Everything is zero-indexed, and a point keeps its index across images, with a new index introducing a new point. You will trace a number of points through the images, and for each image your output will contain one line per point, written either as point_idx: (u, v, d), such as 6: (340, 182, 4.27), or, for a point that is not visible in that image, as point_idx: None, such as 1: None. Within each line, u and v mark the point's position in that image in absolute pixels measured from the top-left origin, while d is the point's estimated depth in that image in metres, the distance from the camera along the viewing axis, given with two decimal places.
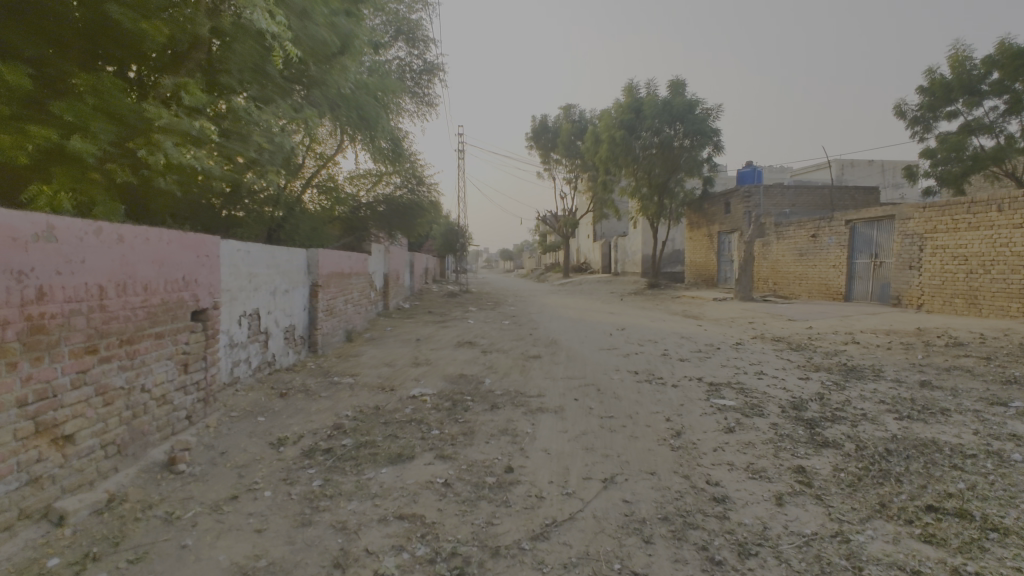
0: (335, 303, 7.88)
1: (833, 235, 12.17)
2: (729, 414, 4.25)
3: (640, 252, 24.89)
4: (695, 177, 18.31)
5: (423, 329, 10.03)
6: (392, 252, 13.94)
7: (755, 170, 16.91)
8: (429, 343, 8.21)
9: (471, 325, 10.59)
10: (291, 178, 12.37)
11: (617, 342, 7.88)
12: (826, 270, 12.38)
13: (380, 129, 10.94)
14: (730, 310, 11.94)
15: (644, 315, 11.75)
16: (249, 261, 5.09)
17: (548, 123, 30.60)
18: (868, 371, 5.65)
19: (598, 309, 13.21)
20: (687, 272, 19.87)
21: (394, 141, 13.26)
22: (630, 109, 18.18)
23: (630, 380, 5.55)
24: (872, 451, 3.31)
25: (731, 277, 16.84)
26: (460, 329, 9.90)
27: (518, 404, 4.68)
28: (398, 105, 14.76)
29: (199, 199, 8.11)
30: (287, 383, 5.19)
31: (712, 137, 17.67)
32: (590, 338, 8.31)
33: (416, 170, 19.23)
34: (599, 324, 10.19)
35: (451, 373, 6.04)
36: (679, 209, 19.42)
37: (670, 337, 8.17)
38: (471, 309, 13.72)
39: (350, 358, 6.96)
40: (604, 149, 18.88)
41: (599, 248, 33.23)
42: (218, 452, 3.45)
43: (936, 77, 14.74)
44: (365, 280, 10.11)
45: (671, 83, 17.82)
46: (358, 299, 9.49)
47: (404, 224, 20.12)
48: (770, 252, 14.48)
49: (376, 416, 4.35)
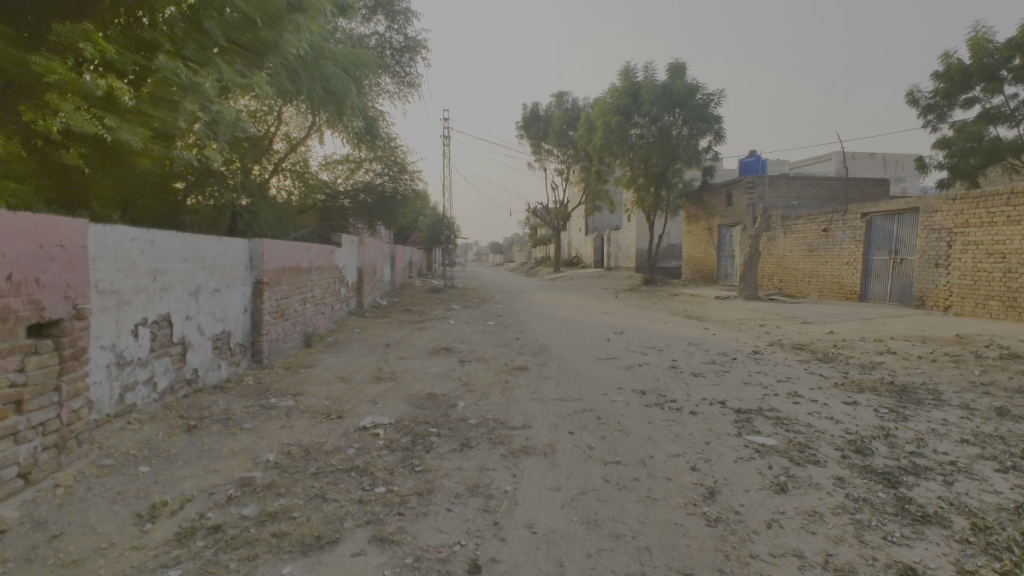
0: (289, 303, 6.77)
1: (847, 229, 11.25)
2: (775, 461, 3.20)
3: (634, 246, 23.92)
4: (693, 167, 17.34)
5: (396, 331, 8.94)
6: (368, 244, 12.78)
7: (759, 159, 15.90)
8: (399, 350, 7.12)
9: (451, 326, 9.52)
10: (254, 160, 11.19)
11: (617, 351, 6.82)
12: (839, 268, 11.45)
13: (352, 106, 9.80)
14: (735, 311, 11.00)
15: (643, 315, 10.71)
16: (153, 252, 3.95)
17: (539, 112, 29.49)
18: (924, 393, 4.64)
19: (592, 308, 12.21)
20: (684, 268, 18.92)
21: (371, 123, 12.10)
22: (627, 94, 17.09)
23: (637, 404, 4.50)
24: (1004, 538, 2.28)
25: (732, 274, 15.90)
26: (438, 331, 8.82)
27: (496, 442, 3.61)
28: (374, 83, 13.59)
29: (135, 182, 6.97)
30: (204, 409, 4.08)
31: (713, 125, 16.68)
32: (585, 345, 7.25)
33: (398, 157, 18.09)
34: (595, 326, 9.12)
35: (417, 392, 4.96)
36: (676, 201, 18.46)
37: (677, 345, 7.14)
38: (454, 307, 12.64)
39: (301, 370, 5.86)
40: (598, 136, 17.81)
41: (591, 243, 32.22)
42: (48, 534, 2.34)
43: (953, 62, 13.79)
44: (331, 275, 9.00)
45: (671, 66, 16.73)
46: (322, 297, 8.37)
47: (385, 214, 18.98)
48: (776, 247, 13.53)
49: (305, 461, 3.26)
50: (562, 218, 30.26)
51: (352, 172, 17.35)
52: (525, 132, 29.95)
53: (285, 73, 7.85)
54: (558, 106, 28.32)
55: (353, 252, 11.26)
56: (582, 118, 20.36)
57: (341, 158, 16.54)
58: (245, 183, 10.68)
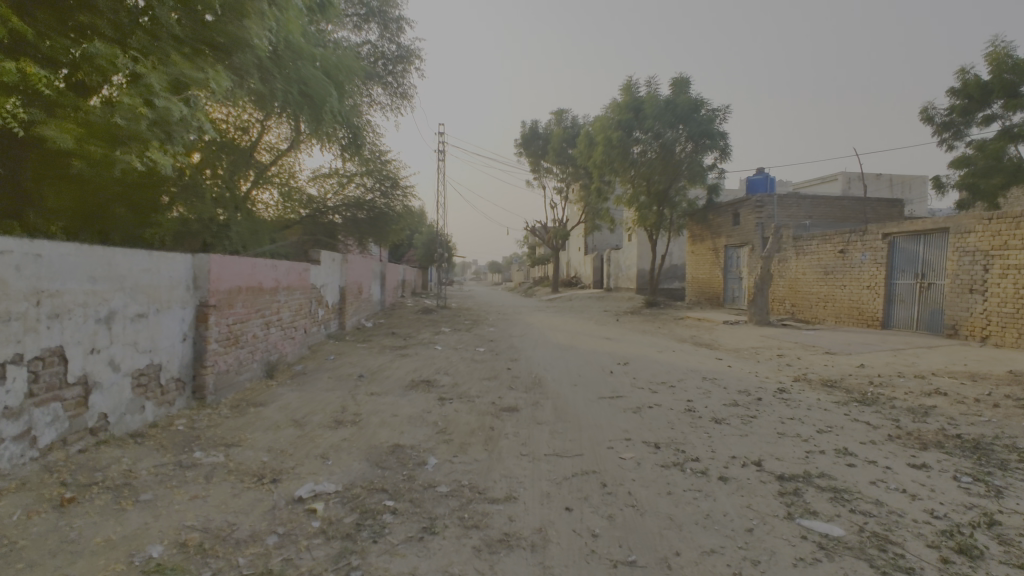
0: (247, 328, 5.90)
1: (866, 251, 10.47)
2: (851, 569, 2.30)
3: (634, 267, 23.18)
4: (698, 185, 16.65)
5: (375, 358, 8.06)
6: (354, 262, 11.97)
7: (767, 177, 15.17)
8: (373, 383, 6.22)
9: (437, 353, 8.65)
10: (232, 171, 10.47)
11: (621, 387, 5.92)
12: (858, 292, 10.63)
13: (334, 114, 9.08)
14: (747, 337, 10.15)
15: (647, 342, 9.85)
16: (38, 270, 3.12)
17: (539, 129, 29.01)
18: (1006, 452, 3.75)
19: (592, 333, 11.35)
20: (688, 290, 18.12)
21: (358, 133, 11.36)
22: (629, 109, 16.49)
23: (652, 464, 3.59)
24: None
25: (739, 297, 15.09)
26: (421, 360, 7.93)
27: (469, 528, 2.70)
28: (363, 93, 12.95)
29: (89, 196, 6.18)
30: (98, 470, 3.18)
31: (718, 141, 16.04)
32: (584, 379, 6.36)
33: (390, 171, 17.43)
34: (597, 355, 8.25)
35: (382, 442, 4.06)
36: (679, 221, 17.74)
37: (690, 380, 6.25)
38: (443, 330, 11.77)
39: (251, 410, 4.96)
40: (598, 152, 17.17)
41: (590, 262, 31.49)
42: None
43: (970, 77, 13.18)
44: (305, 296, 8.15)
45: (674, 80, 16.14)
46: (292, 321, 7.51)
47: (376, 230, 18.25)
48: (788, 269, 12.71)
49: (202, 561, 2.35)
50: (561, 237, 29.56)
51: (342, 186, 16.65)
52: (523, 149, 29.42)
53: (255, 72, 7.12)
54: (558, 123, 27.83)
55: (335, 269, 10.49)
56: (582, 133, 19.76)
57: (330, 172, 15.85)
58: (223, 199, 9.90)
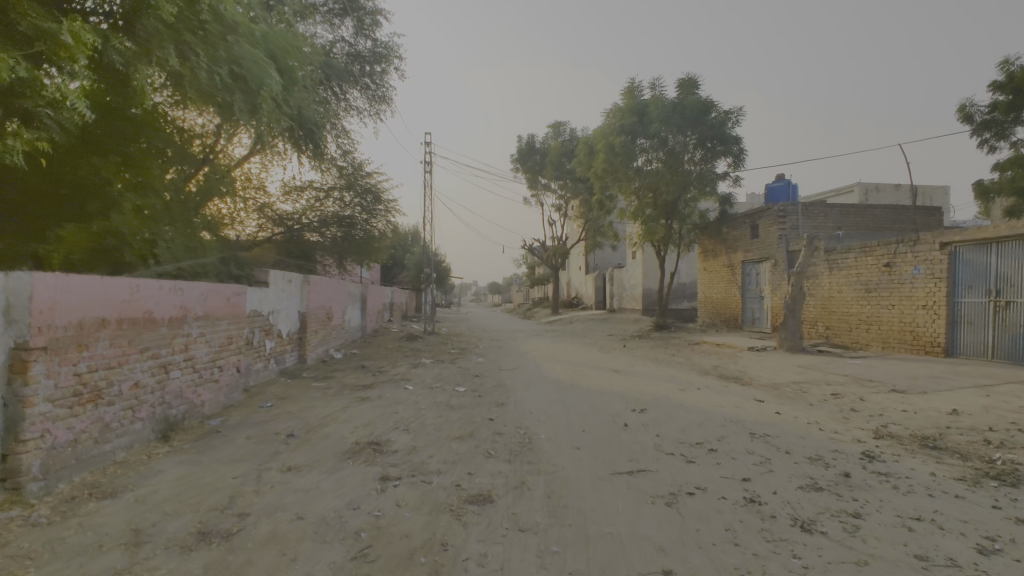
0: (121, 377, 4.24)
1: (919, 264, 8.88)
2: None
3: (640, 286, 21.60)
4: (709, 195, 15.15)
5: (324, 403, 6.39)
6: (320, 283, 10.39)
7: (789, 184, 13.64)
8: (301, 448, 4.52)
9: (405, 395, 6.99)
10: (179, 180, 9.12)
11: (642, 452, 4.23)
12: (911, 312, 9.00)
13: (284, 105, 7.60)
14: (784, 369, 8.47)
15: (663, 376, 8.18)
16: None
17: (535, 144, 27.79)
18: None
19: (597, 364, 9.67)
20: (701, 311, 16.43)
21: (320, 133, 9.85)
22: (632, 113, 15.13)
23: None
24: None
25: (761, 319, 13.44)
26: (382, 406, 6.24)
27: None
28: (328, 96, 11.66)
29: None
30: None
31: (732, 146, 14.58)
32: (590, 438, 4.66)
33: (372, 185, 16.04)
34: (604, 397, 6.57)
35: None
36: (689, 235, 16.21)
37: (738, 439, 4.55)
38: (424, 362, 10.11)
39: (87, 508, 3.26)
40: (599, 160, 15.76)
41: (592, 282, 29.89)
42: None
43: (1015, 70, 11.75)
44: (238, 327, 6.51)
45: (681, 81, 14.76)
46: (212, 360, 5.85)
47: (358, 250, 16.75)
48: (819, 287, 11.08)
49: None
50: (560, 255, 28.03)
51: (319, 200, 15.21)
52: (519, 165, 28.13)
53: (172, 47, 5.65)
54: (555, 137, 26.62)
55: (292, 292, 8.95)
56: (580, 142, 18.37)
57: (304, 185, 14.52)
58: (169, 212, 8.52)
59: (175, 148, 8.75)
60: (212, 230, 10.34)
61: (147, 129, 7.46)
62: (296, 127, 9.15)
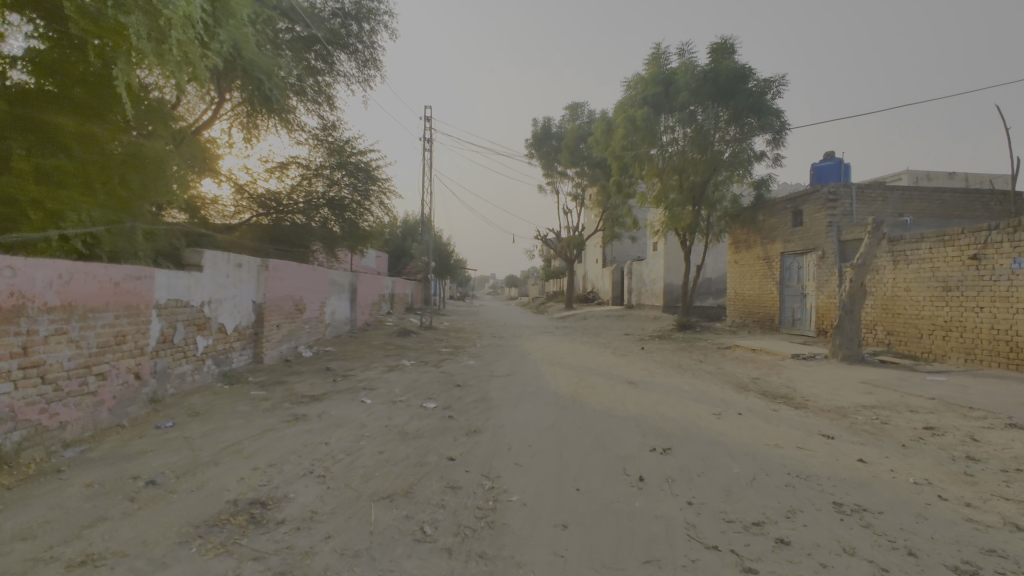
0: None
1: (1019, 256, 7.02)
2: None
3: (661, 281, 19.78)
4: (744, 177, 13.25)
5: (242, 425, 4.85)
6: (287, 269, 8.92)
7: (839, 163, 11.72)
8: (143, 512, 2.97)
9: (357, 412, 5.44)
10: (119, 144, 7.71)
11: (668, 547, 2.59)
12: (1006, 317, 7.14)
13: (220, 47, 6.10)
14: (846, 387, 6.72)
15: (691, 392, 6.48)
16: None
17: (551, 128, 26.07)
18: None
19: (609, 372, 7.99)
20: (731, 309, 14.56)
21: (274, 88, 7.82)
22: (656, 83, 13.31)
23: None
24: None
25: (802, 319, 11.62)
26: (314, 432, 4.66)
27: None
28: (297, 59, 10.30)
29: None
30: None
31: (773, 121, 12.61)
32: (586, 509, 3.03)
33: (365, 164, 14.59)
34: (613, 424, 4.90)
35: None
36: (719, 223, 14.31)
37: (820, 519, 2.87)
38: (404, 364, 8.58)
39: None
40: (616, 138, 14.00)
41: (609, 276, 28.11)
42: None
43: None
44: (138, 321, 5.02)
45: (714, 45, 12.83)
46: (85, 366, 4.34)
47: (351, 235, 15.27)
48: (881, 283, 9.21)
49: None
50: (576, 246, 26.28)
51: (306, 179, 13.76)
52: (535, 150, 26.31)
53: None
54: (573, 119, 24.78)
55: (242, 279, 7.45)
56: (598, 120, 16.57)
57: (287, 161, 13.12)
58: (135, 202, 7.18)
59: (153, 116, 7.43)
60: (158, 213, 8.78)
61: (100, 101, 6.31)
62: (234, 75, 7.24)
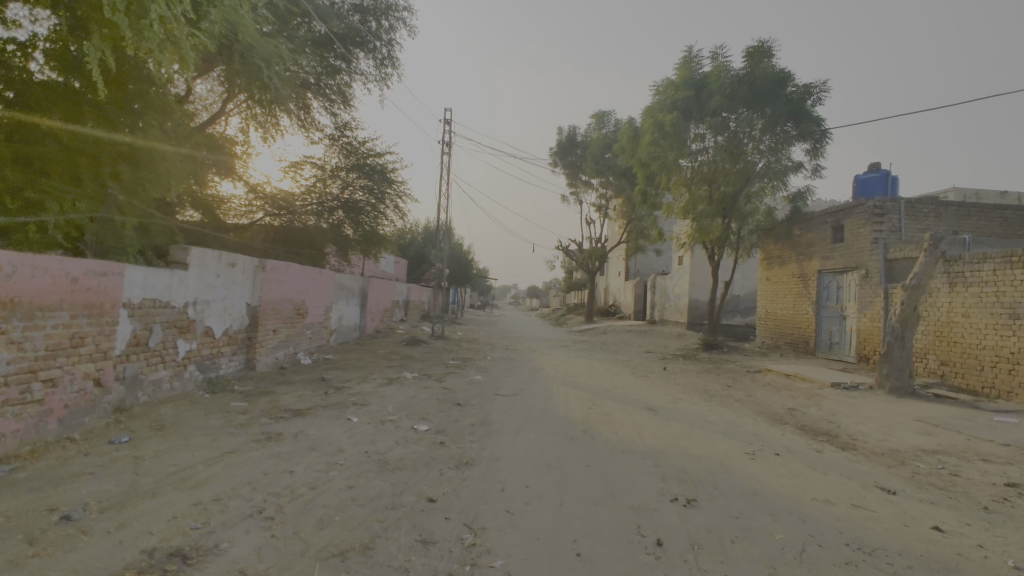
0: None
1: None
2: None
3: (686, 296, 18.88)
4: (780, 189, 12.38)
5: (206, 444, 4.30)
6: (287, 271, 8.44)
7: (885, 176, 10.81)
8: (37, 561, 2.41)
9: (339, 432, 4.84)
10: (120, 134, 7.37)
11: None
12: None
13: (217, 31, 5.65)
14: (899, 425, 5.87)
15: (719, 424, 5.72)
16: None
17: (577, 137, 25.45)
18: None
19: (626, 395, 7.25)
20: (761, 329, 13.63)
21: (275, 76, 7.07)
22: (687, 88, 12.63)
23: None
24: None
25: (841, 343, 10.68)
26: (282, 456, 4.07)
27: None
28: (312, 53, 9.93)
29: None
30: None
31: (813, 128, 11.76)
32: None
33: (381, 166, 14.19)
34: (627, 462, 4.19)
35: None
36: (751, 237, 13.42)
37: None
38: (405, 377, 8.00)
39: None
40: (643, 145, 13.30)
41: (632, 290, 27.20)
42: None
43: None
44: (101, 322, 4.54)
45: (751, 48, 12.09)
46: (28, 371, 3.84)
47: (364, 239, 14.87)
48: (935, 308, 8.30)
49: None
50: (598, 257, 25.48)
51: (321, 180, 13.40)
52: (559, 158, 25.70)
53: None
54: (599, 127, 24.09)
55: (234, 280, 6.98)
56: (624, 127, 15.90)
57: (302, 160, 12.77)
58: (137, 201, 6.55)
59: None
60: (165, 212, 8.31)
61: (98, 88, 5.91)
62: (233, 63, 6.81)
